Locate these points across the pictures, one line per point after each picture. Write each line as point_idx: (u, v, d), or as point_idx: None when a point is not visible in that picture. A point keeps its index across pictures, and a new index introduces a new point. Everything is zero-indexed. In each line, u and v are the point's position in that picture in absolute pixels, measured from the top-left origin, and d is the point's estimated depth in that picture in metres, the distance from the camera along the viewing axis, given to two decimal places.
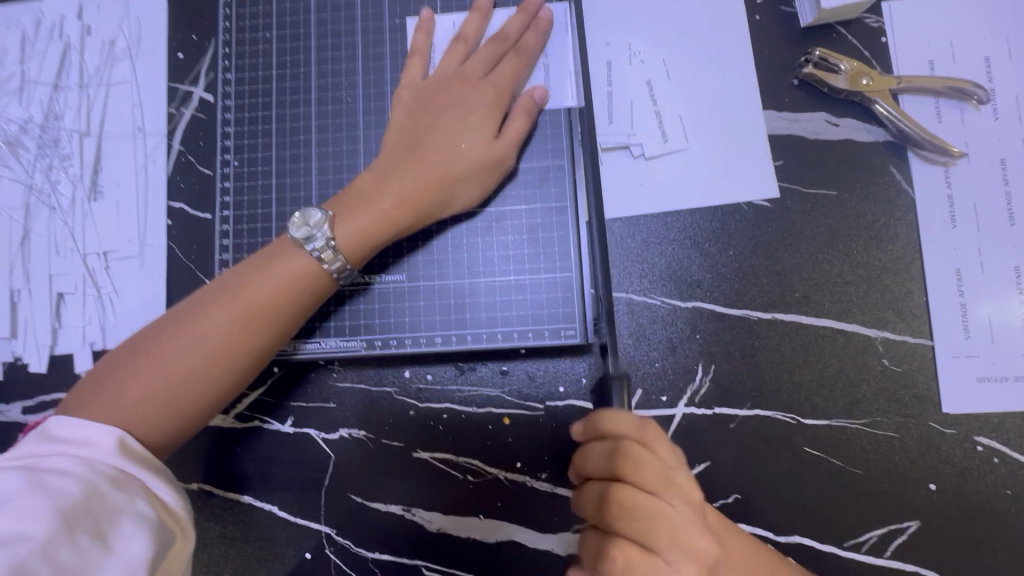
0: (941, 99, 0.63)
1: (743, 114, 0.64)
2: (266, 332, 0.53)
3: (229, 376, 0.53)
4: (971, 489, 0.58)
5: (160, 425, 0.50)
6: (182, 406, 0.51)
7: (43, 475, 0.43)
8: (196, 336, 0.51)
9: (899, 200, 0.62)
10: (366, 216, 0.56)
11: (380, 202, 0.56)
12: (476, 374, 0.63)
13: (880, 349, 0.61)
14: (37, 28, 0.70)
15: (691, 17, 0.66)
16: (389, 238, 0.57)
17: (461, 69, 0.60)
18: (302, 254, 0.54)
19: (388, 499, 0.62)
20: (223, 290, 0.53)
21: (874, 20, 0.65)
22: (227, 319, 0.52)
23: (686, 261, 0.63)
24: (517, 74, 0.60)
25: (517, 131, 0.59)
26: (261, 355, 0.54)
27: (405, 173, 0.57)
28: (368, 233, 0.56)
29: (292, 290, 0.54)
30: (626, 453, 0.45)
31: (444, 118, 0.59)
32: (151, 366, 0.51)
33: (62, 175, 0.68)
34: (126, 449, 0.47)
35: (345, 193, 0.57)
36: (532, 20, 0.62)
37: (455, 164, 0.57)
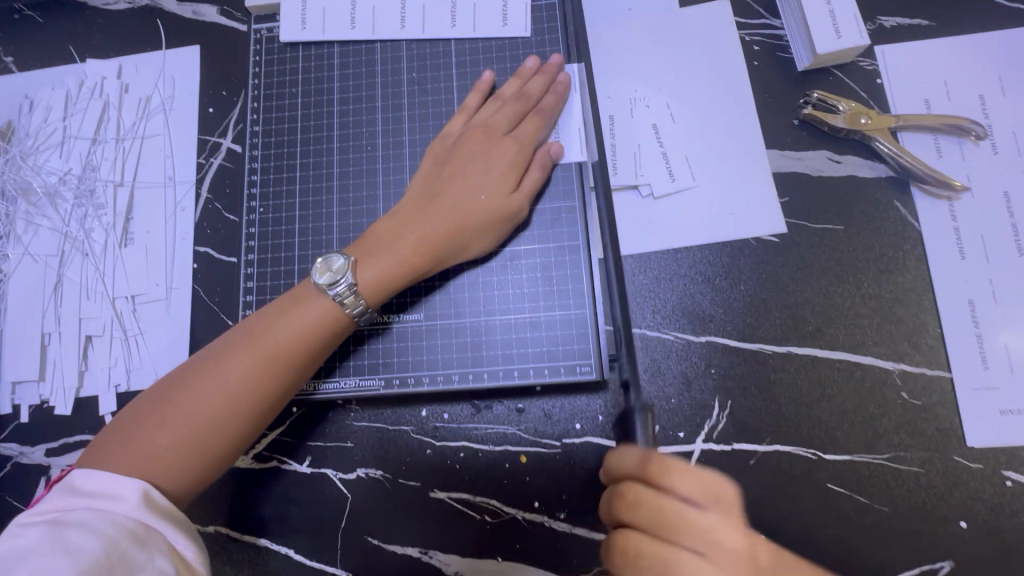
0: (940, 135, 0.65)
1: (747, 153, 0.67)
2: (287, 376, 0.55)
3: (250, 420, 0.54)
4: (1004, 526, 0.56)
5: (182, 472, 0.51)
6: (204, 454, 0.52)
7: (68, 531, 0.44)
8: (218, 383, 0.52)
9: (905, 233, 0.64)
10: (387, 261, 0.58)
11: (399, 249, 0.58)
12: (492, 412, 0.63)
13: (898, 382, 0.60)
14: (80, 88, 0.75)
15: (694, 63, 0.70)
16: (406, 282, 0.59)
17: (486, 121, 0.63)
18: (324, 299, 0.56)
19: (405, 541, 0.62)
20: (245, 337, 0.55)
21: (870, 63, 0.68)
22: (250, 365, 0.53)
23: (697, 296, 0.64)
24: (538, 132, 0.63)
25: (532, 182, 0.61)
26: (280, 398, 0.55)
27: (424, 221, 0.59)
28: (385, 277, 0.57)
29: (314, 335, 0.55)
30: (621, 490, 0.46)
31: (466, 169, 0.61)
32: (175, 414, 0.52)
33: (96, 224, 0.71)
34: (148, 501, 0.48)
35: (365, 239, 0.59)
36: (553, 81, 0.65)
37: (474, 213, 0.59)
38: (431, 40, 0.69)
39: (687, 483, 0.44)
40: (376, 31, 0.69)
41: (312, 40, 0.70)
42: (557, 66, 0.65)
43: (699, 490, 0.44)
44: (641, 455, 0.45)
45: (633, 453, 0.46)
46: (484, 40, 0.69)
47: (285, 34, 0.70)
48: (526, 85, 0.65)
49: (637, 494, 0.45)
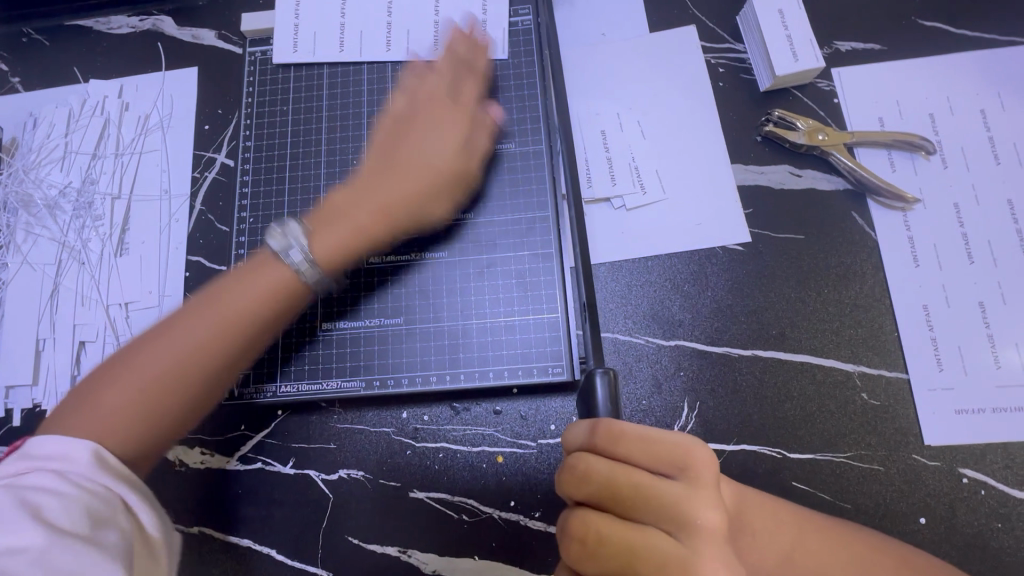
0: (894, 150, 0.69)
1: (712, 166, 0.71)
2: (244, 336, 0.56)
3: (209, 377, 0.54)
4: (962, 521, 0.58)
5: (145, 421, 0.51)
6: (167, 410, 0.52)
7: (24, 488, 0.43)
8: (176, 342, 0.53)
9: (863, 242, 0.67)
10: (340, 228, 0.61)
11: (354, 217, 0.61)
12: (470, 414, 0.66)
13: (858, 383, 0.63)
14: (82, 106, 0.79)
15: (662, 83, 0.74)
16: (360, 251, 0.62)
17: (435, 89, 0.67)
18: (277, 262, 0.58)
19: (384, 541, 0.63)
20: (204, 302, 0.56)
21: (826, 84, 0.72)
22: (205, 325, 0.54)
23: (667, 301, 0.67)
24: (477, 92, 0.68)
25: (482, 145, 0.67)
26: (240, 356, 0.56)
27: (386, 183, 0.63)
28: (340, 244, 0.60)
29: (269, 294, 0.57)
30: (576, 469, 0.46)
31: (421, 141, 0.65)
32: (135, 370, 0.52)
33: (93, 234, 0.74)
34: (101, 461, 0.46)
35: (321, 210, 0.62)
36: (474, 45, 0.70)
37: (423, 173, 0.64)
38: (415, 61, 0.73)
39: (648, 454, 0.44)
40: (364, 53, 0.74)
41: (303, 62, 0.75)
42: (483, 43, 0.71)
43: (665, 463, 0.44)
44: (590, 427, 0.46)
45: (583, 425, 0.47)
46: None
47: (279, 57, 0.75)
48: (451, 44, 0.69)
49: (597, 474, 0.45)
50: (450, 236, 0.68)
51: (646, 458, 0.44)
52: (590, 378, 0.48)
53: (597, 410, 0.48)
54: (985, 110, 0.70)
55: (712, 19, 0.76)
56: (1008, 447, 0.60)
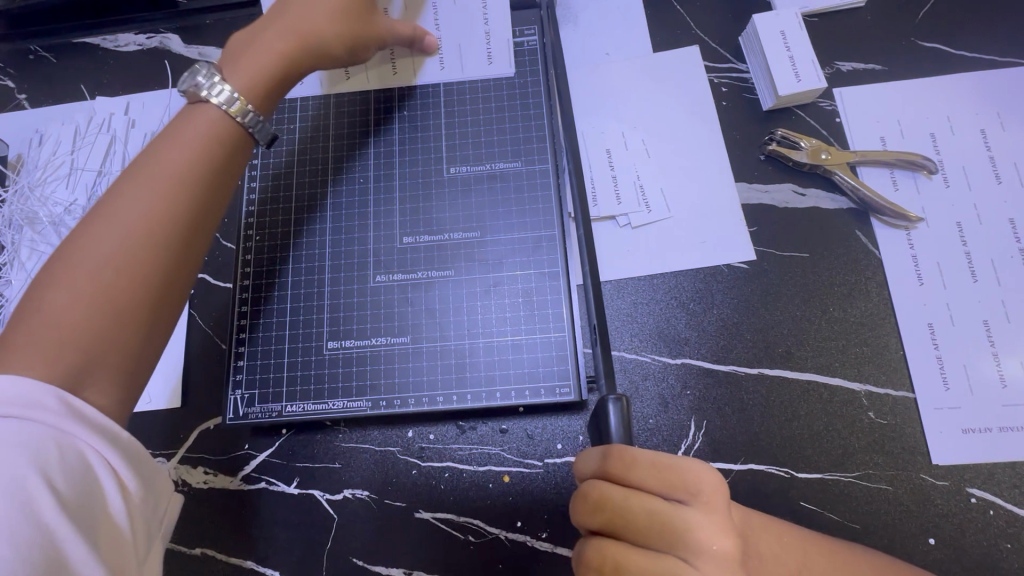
0: (896, 169, 0.70)
1: (716, 184, 0.71)
2: (196, 192, 0.54)
3: (164, 257, 0.51)
4: (971, 542, 0.58)
5: (92, 330, 0.47)
6: (122, 303, 0.48)
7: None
8: (125, 226, 0.50)
9: (867, 260, 0.67)
10: (252, 63, 0.60)
11: (257, 59, 0.60)
12: (476, 433, 0.65)
13: (865, 402, 0.63)
14: (88, 123, 0.79)
15: (666, 102, 0.75)
16: (282, 74, 0.61)
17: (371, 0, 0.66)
18: (211, 108, 0.57)
19: (390, 562, 0.62)
20: (143, 170, 0.53)
21: (828, 104, 0.73)
22: (155, 188, 0.52)
23: (673, 319, 0.67)
24: None
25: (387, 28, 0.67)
26: (197, 228, 0.53)
27: (276, 34, 0.61)
28: (254, 78, 0.59)
29: (212, 142, 0.56)
30: (588, 497, 0.45)
31: (348, 25, 0.64)
32: (79, 269, 0.48)
33: None
34: (72, 411, 0.44)
35: (230, 57, 0.61)
36: None
37: (319, 36, 0.62)
38: (421, 82, 0.74)
39: (661, 480, 0.44)
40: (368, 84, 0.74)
41: (308, 97, 0.75)
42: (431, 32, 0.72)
43: (678, 489, 0.44)
44: (602, 452, 0.45)
45: (595, 451, 0.46)
46: (470, 81, 0.74)
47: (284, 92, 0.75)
48: None
49: (610, 501, 0.44)
50: (456, 254, 0.68)
51: (659, 484, 0.44)
52: (602, 403, 0.46)
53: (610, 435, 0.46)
54: (985, 129, 0.71)
55: (715, 39, 0.77)
56: (1015, 466, 0.60)
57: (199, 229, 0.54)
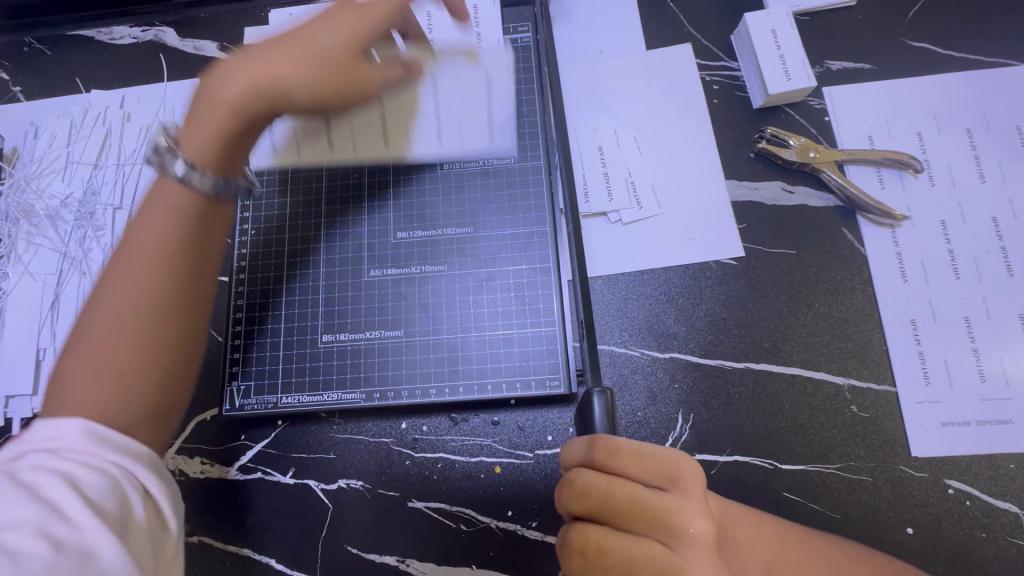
0: (883, 168, 0.71)
1: (706, 183, 0.72)
2: (178, 249, 0.53)
3: (155, 321, 0.51)
4: (947, 531, 0.60)
5: (102, 402, 0.48)
6: (126, 371, 0.50)
7: (23, 472, 0.42)
8: (116, 300, 0.51)
9: (853, 257, 0.69)
10: (212, 122, 0.57)
11: (218, 119, 0.57)
12: (469, 425, 0.67)
13: (847, 396, 0.65)
14: (84, 116, 0.79)
15: (659, 100, 0.76)
16: (240, 127, 0.58)
17: (362, 45, 0.60)
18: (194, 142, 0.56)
19: (383, 550, 0.64)
20: (148, 221, 0.54)
21: (818, 102, 0.74)
22: (165, 244, 0.53)
23: (662, 315, 0.68)
24: (385, 21, 0.61)
25: (363, 106, 0.61)
26: (182, 285, 0.53)
27: (240, 82, 0.57)
28: (210, 143, 0.56)
29: (180, 189, 0.55)
30: (574, 486, 0.47)
31: (326, 89, 0.59)
32: (85, 350, 0.50)
33: (95, 244, 0.75)
34: (98, 438, 0.46)
35: (194, 112, 0.58)
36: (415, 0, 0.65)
37: (292, 96, 0.58)
38: None
39: (643, 467, 0.45)
40: None
41: None
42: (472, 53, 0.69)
43: (659, 475, 0.45)
44: (588, 441, 0.47)
45: (580, 440, 0.48)
46: None
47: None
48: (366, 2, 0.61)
49: (594, 488, 0.46)
50: (449, 249, 0.69)
51: (640, 470, 0.45)
52: (587, 396, 0.48)
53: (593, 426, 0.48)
54: (970, 129, 0.72)
55: (706, 37, 0.78)
56: (993, 458, 0.62)
57: (189, 288, 0.54)
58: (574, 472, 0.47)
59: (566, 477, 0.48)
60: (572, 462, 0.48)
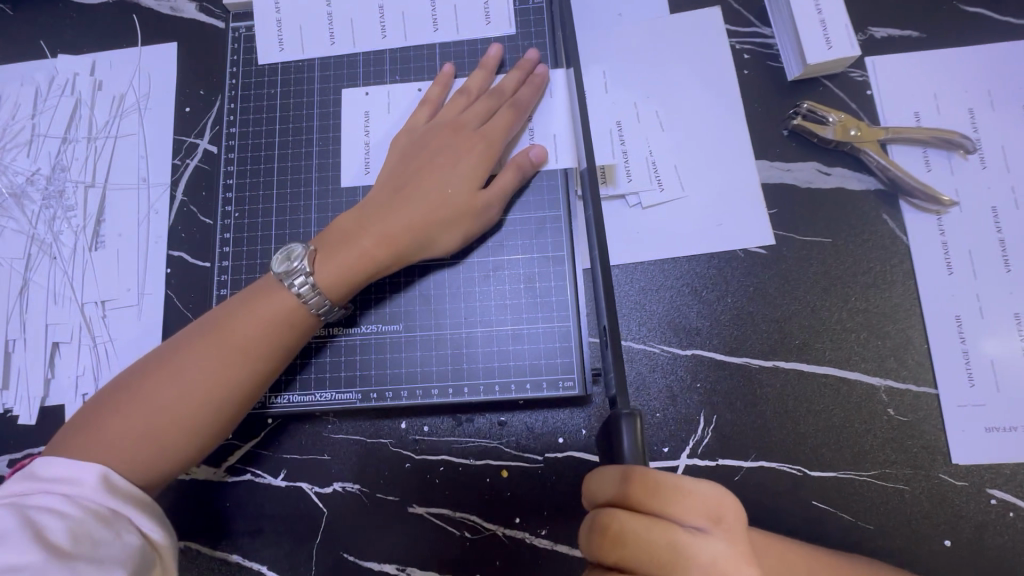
0: (929, 148, 0.65)
1: (735, 164, 0.66)
2: (259, 363, 0.53)
3: (217, 412, 0.51)
4: (988, 544, 0.56)
5: (140, 467, 0.48)
6: (168, 444, 0.49)
7: (30, 513, 0.42)
8: (187, 370, 0.51)
9: (894, 247, 0.63)
10: (346, 253, 0.56)
11: (359, 242, 0.57)
12: (473, 426, 0.62)
13: (884, 398, 0.60)
14: (50, 84, 0.72)
15: (684, 71, 0.69)
16: (369, 275, 0.57)
17: (455, 117, 0.62)
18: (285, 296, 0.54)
19: (381, 558, 0.60)
20: (247, 293, 0.55)
21: (859, 74, 0.67)
22: (244, 315, 0.53)
23: (684, 309, 0.63)
24: (510, 126, 0.61)
25: (505, 184, 0.60)
26: (246, 397, 0.53)
27: (392, 215, 0.58)
28: (344, 271, 0.56)
29: (283, 323, 0.54)
30: (609, 526, 0.41)
31: (434, 162, 0.60)
32: (138, 408, 0.49)
33: (65, 226, 0.69)
34: (112, 488, 0.46)
35: (329, 232, 0.58)
36: (528, 75, 0.64)
37: (439, 208, 0.58)
38: (415, 45, 0.67)
39: (688, 506, 0.41)
40: (357, 44, 0.68)
41: (291, 61, 0.68)
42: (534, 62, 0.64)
43: (701, 515, 0.42)
44: (621, 473, 0.41)
45: (612, 471, 0.42)
46: (470, 45, 0.67)
47: (263, 57, 0.68)
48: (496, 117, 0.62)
49: (630, 530, 0.41)
50: None
51: (683, 510, 0.41)
52: (615, 420, 0.40)
53: (623, 457, 0.41)
54: None
55: None
56: None
57: (251, 354, 0.53)
58: (609, 510, 0.42)
59: (597, 514, 0.43)
60: (606, 497, 0.42)
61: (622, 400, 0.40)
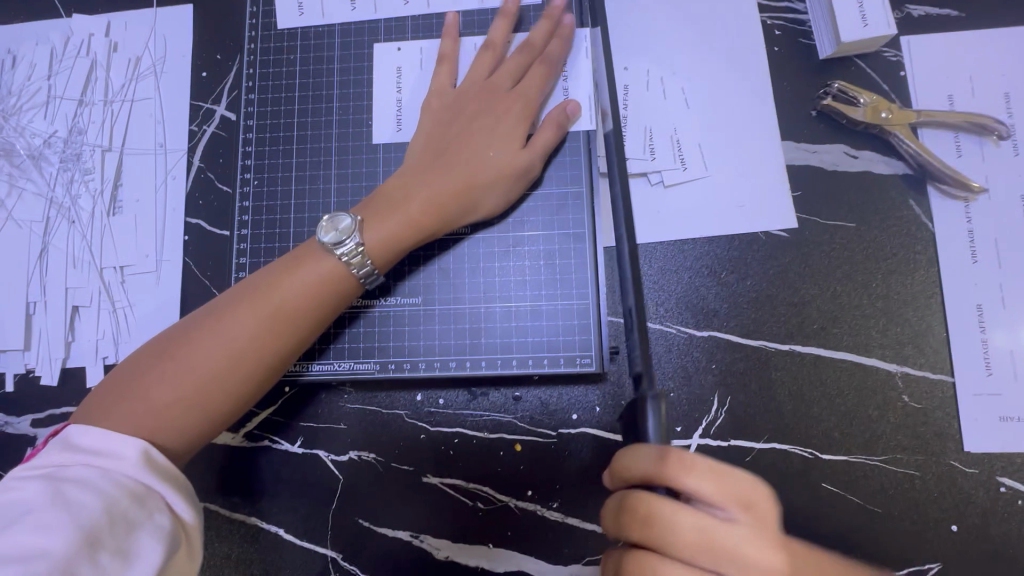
0: (961, 133, 0.63)
1: (760, 143, 0.64)
2: (292, 332, 0.53)
3: (253, 380, 0.52)
4: (993, 530, 0.57)
5: (180, 433, 0.50)
6: (206, 412, 0.51)
7: (66, 488, 0.43)
8: (220, 341, 0.51)
9: (918, 233, 0.62)
10: (394, 221, 0.56)
11: (407, 206, 0.56)
12: (488, 400, 0.62)
13: (899, 384, 0.60)
14: (65, 44, 0.71)
15: (712, 45, 0.67)
16: (415, 243, 0.57)
17: (488, 79, 0.61)
18: (331, 258, 0.54)
19: (396, 525, 0.61)
20: (283, 260, 0.55)
21: (894, 54, 0.65)
22: (278, 283, 0.53)
23: (702, 289, 0.63)
24: (544, 84, 0.61)
25: (545, 141, 0.59)
26: (278, 366, 0.53)
27: (435, 180, 0.57)
28: (394, 237, 0.56)
29: (318, 295, 0.54)
30: (637, 508, 0.41)
31: (474, 126, 0.59)
32: (174, 372, 0.50)
33: (83, 190, 0.69)
34: (148, 462, 0.46)
35: (373, 198, 0.58)
36: (557, 28, 0.62)
37: (481, 171, 0.57)
38: (437, 12, 0.66)
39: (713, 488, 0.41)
40: (378, 10, 0.66)
41: (310, 26, 0.67)
42: (563, 13, 0.62)
43: (732, 499, 0.41)
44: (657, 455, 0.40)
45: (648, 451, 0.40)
46: (493, 14, 0.65)
47: (282, 22, 0.67)
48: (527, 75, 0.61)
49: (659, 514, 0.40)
50: None
51: (715, 492, 0.41)
52: (641, 403, 0.40)
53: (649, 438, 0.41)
54: None
55: None
56: None
57: (286, 325, 0.53)
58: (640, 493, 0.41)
59: (625, 497, 0.42)
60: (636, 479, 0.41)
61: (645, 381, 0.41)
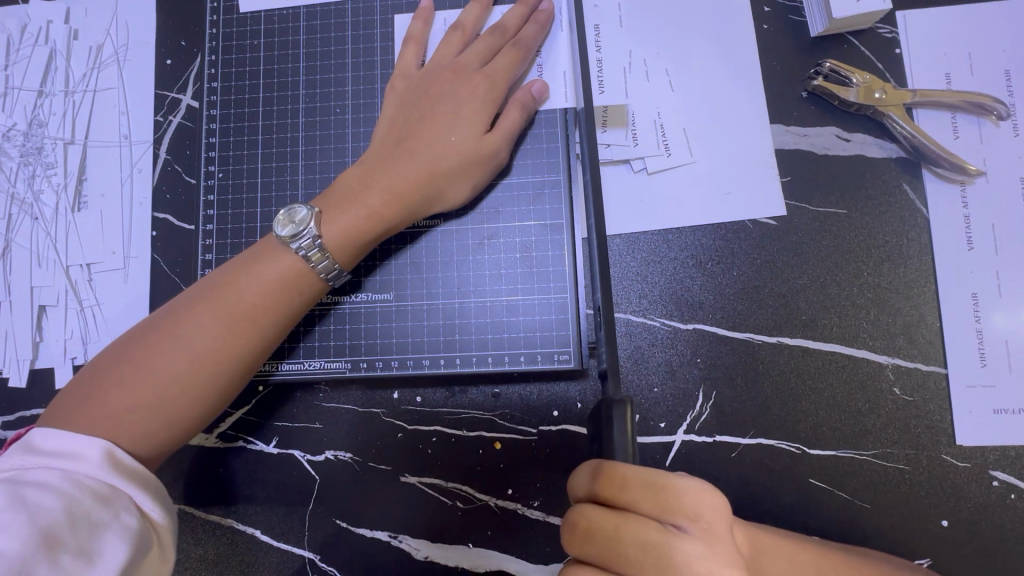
0: (958, 113, 0.60)
1: (747, 127, 0.62)
2: (259, 328, 0.51)
3: (220, 380, 0.50)
4: (985, 525, 0.55)
5: (148, 437, 0.48)
6: (172, 414, 0.49)
7: (25, 490, 0.41)
8: (184, 341, 0.49)
9: (912, 219, 0.60)
10: (353, 213, 0.53)
11: (367, 197, 0.54)
12: (467, 397, 0.61)
13: (890, 376, 0.58)
14: (22, 33, 0.68)
15: (697, 23, 0.64)
16: (377, 236, 0.55)
17: (455, 60, 0.58)
18: (289, 254, 0.52)
19: (374, 525, 0.60)
20: (248, 255, 0.53)
21: (888, 30, 0.62)
22: (242, 278, 0.51)
23: (687, 280, 0.60)
24: (515, 67, 0.57)
25: (509, 125, 0.56)
26: (246, 365, 0.52)
27: (397, 169, 0.54)
28: (354, 229, 0.53)
29: (285, 289, 0.52)
30: (577, 524, 0.41)
31: (438, 108, 0.56)
32: (137, 375, 0.48)
33: (46, 185, 0.66)
34: (114, 463, 0.45)
35: (332, 189, 0.55)
36: (532, 13, 0.59)
37: (444, 158, 0.55)
38: None
39: (654, 505, 0.39)
40: None
41: (275, 9, 0.64)
42: None
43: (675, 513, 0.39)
44: (592, 470, 0.40)
45: (586, 467, 0.41)
46: None
47: (245, 6, 0.64)
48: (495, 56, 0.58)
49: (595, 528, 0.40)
50: None
51: (653, 507, 0.39)
52: (607, 410, 0.40)
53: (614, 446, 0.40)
54: None
55: None
56: None
57: (252, 321, 0.51)
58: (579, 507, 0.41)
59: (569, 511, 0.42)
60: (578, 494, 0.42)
61: (615, 386, 0.40)
